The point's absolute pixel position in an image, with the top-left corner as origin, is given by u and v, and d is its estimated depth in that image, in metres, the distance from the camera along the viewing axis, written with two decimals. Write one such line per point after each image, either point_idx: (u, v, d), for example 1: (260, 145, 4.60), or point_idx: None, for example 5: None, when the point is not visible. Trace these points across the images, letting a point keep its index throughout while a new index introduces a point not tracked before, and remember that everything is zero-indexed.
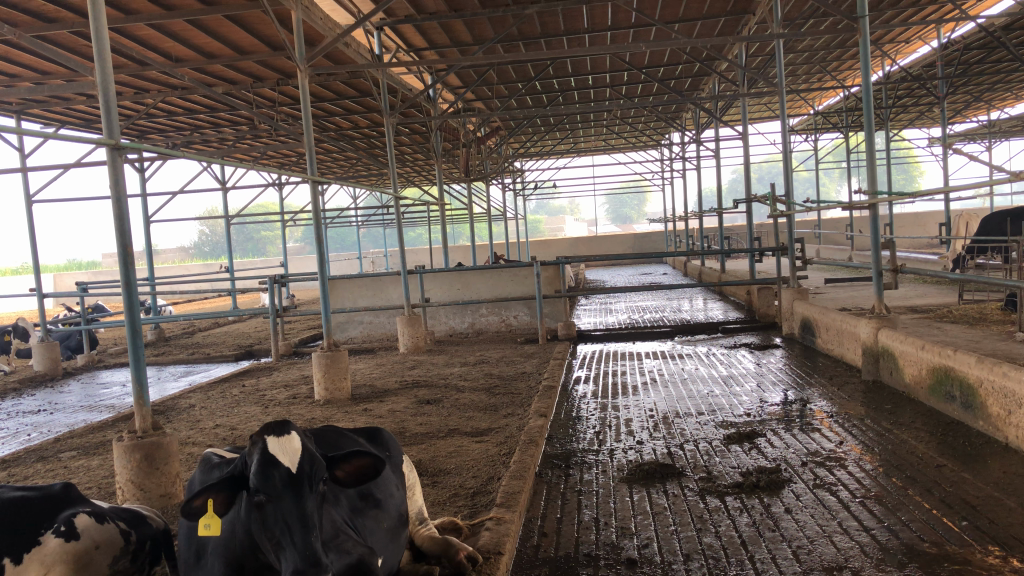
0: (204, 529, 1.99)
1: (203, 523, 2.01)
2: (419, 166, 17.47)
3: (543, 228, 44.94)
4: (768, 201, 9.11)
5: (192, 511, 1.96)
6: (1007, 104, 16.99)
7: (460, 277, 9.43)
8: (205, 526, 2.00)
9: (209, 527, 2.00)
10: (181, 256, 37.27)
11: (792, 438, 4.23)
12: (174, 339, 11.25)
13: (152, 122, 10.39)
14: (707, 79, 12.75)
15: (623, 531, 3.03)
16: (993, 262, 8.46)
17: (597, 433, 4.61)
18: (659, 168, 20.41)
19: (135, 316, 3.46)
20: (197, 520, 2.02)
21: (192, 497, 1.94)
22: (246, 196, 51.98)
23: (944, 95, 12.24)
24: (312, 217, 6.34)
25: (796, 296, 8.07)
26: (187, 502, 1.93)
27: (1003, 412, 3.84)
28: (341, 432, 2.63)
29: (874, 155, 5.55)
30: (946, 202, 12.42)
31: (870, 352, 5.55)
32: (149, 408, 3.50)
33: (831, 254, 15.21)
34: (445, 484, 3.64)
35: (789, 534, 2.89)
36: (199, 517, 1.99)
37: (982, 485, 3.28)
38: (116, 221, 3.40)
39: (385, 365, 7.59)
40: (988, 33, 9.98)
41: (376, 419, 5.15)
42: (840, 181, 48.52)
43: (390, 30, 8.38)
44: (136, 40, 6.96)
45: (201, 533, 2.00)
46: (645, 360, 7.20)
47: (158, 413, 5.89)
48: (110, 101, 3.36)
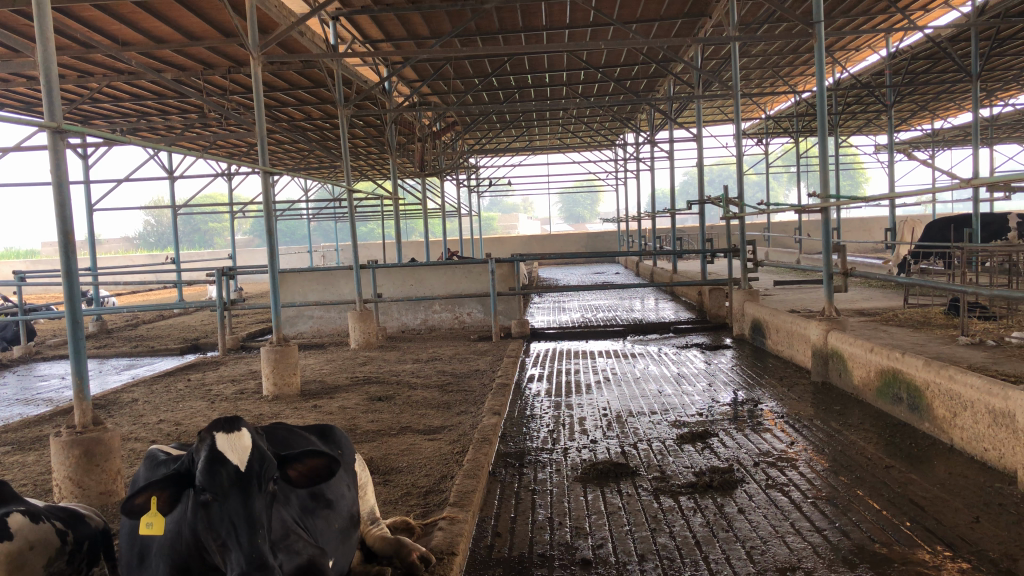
0: (147, 528, 1.90)
1: (144, 522, 1.92)
2: (372, 159, 17.28)
3: (497, 225, 44.96)
4: (721, 202, 9.21)
5: (135, 509, 1.88)
6: (950, 114, 17.47)
7: (413, 273, 9.34)
8: (148, 526, 1.91)
9: (152, 526, 1.92)
10: (125, 247, 36.36)
11: (743, 438, 4.26)
12: (117, 332, 10.95)
13: (97, 107, 10.07)
14: (663, 80, 12.85)
15: (578, 531, 3.01)
16: (936, 267, 8.69)
17: (550, 432, 4.59)
18: (613, 169, 20.52)
19: (76, 307, 3.32)
20: (139, 519, 1.93)
21: (134, 495, 1.86)
22: (192, 185, 50.94)
23: (891, 103, 12.55)
24: (264, 208, 6.20)
25: (747, 297, 8.16)
26: (129, 499, 1.85)
27: (948, 414, 3.91)
28: (292, 429, 2.55)
29: (826, 159, 5.60)
30: (892, 208, 12.71)
31: (819, 353, 5.63)
32: (89, 403, 3.37)
33: (780, 256, 15.48)
34: (397, 483, 3.58)
35: (743, 534, 2.90)
36: (142, 516, 1.91)
37: (928, 486, 3.34)
38: (56, 208, 3.25)
39: (335, 361, 7.47)
40: (935, 43, 10.24)
41: (326, 416, 5.06)
42: (788, 185, 49.53)
43: (346, 20, 8.25)
44: (82, 21, 6.73)
45: (143, 533, 1.92)
46: (598, 359, 7.21)
47: (99, 407, 5.70)
48: (52, 83, 3.22)
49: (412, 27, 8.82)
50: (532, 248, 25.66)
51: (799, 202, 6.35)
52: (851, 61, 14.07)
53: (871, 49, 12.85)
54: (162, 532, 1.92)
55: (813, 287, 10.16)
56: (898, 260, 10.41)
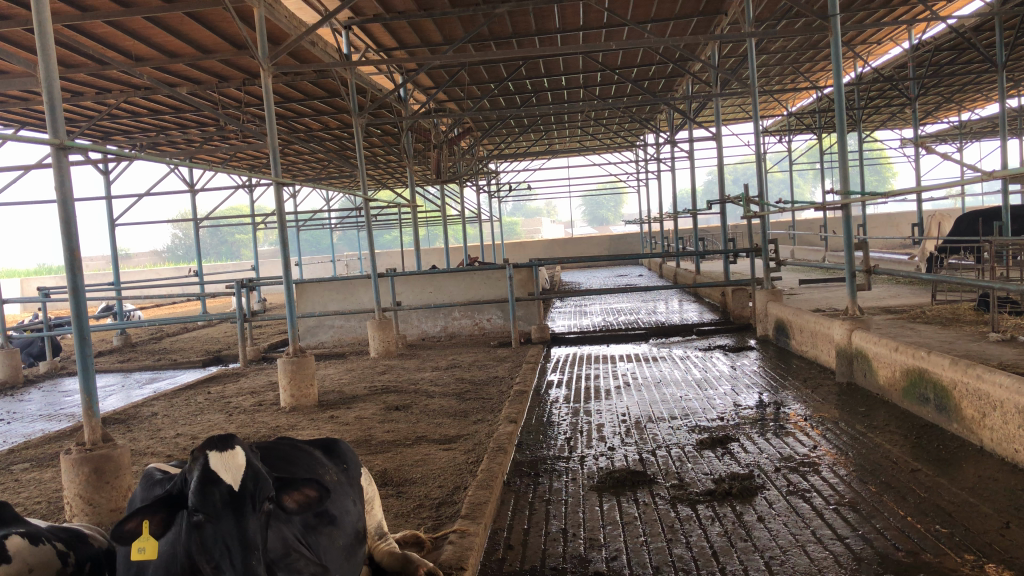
0: (139, 553, 1.85)
1: (136, 548, 1.87)
2: (391, 168, 17.31)
3: (520, 230, 44.97)
4: (742, 201, 9.06)
5: (126, 534, 1.83)
6: (977, 105, 17.15)
7: (432, 280, 9.31)
8: (139, 551, 1.86)
9: (144, 552, 1.86)
10: (152, 260, 36.79)
11: (766, 443, 4.15)
12: (141, 345, 11.03)
13: (116, 122, 10.17)
14: (681, 80, 12.73)
15: (592, 542, 2.93)
16: (964, 262, 8.49)
17: (567, 439, 4.51)
18: (634, 170, 20.36)
19: (84, 323, 3.32)
20: (132, 544, 1.88)
21: (124, 519, 1.82)
22: (217, 198, 51.52)
23: (915, 96, 12.33)
24: (277, 219, 6.16)
25: (770, 297, 8.03)
26: (121, 524, 1.81)
27: (977, 414, 3.79)
28: (296, 444, 2.50)
29: (845, 156, 5.45)
30: (919, 202, 12.48)
31: (844, 353, 5.51)
32: (98, 420, 3.35)
33: (805, 255, 15.24)
34: (409, 494, 3.52)
35: (761, 544, 2.80)
36: (134, 541, 1.86)
37: (957, 490, 3.22)
38: (61, 225, 3.23)
39: (355, 370, 7.45)
40: (959, 33, 10.04)
41: (343, 426, 5.02)
42: (814, 182, 49.08)
43: (358, 29, 8.27)
44: (95, 38, 6.78)
45: (135, 558, 1.87)
46: (619, 363, 7.11)
47: (119, 421, 5.72)
48: (55, 101, 3.21)
49: (425, 34, 8.81)
50: (554, 252, 25.58)
51: (819, 199, 6.21)
52: (873, 55, 13.85)
53: (893, 41, 12.61)
54: (155, 557, 1.87)
55: (839, 285, 9.98)
56: (925, 255, 10.19)
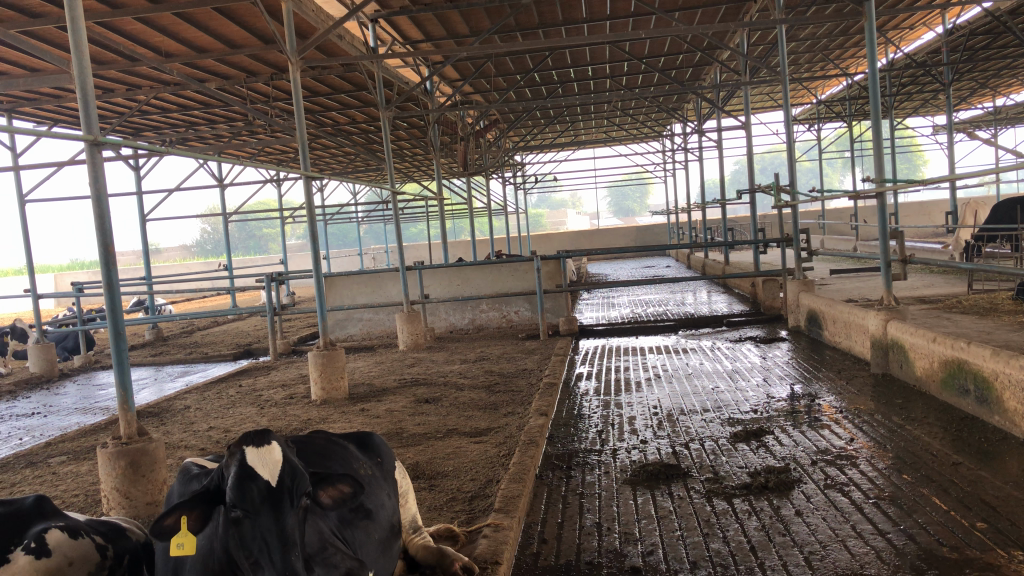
0: (178, 549, 1.85)
1: (175, 544, 1.87)
2: (416, 160, 17.33)
3: (545, 221, 44.92)
4: (772, 190, 8.94)
5: (165, 530, 1.83)
6: (1012, 91, 16.82)
7: (460, 272, 9.30)
8: (178, 547, 1.86)
9: (183, 548, 1.86)
10: (182, 254, 37.19)
11: (801, 436, 4.09)
12: (173, 339, 11.15)
13: (146, 119, 10.26)
14: (709, 68, 12.61)
15: (627, 537, 2.91)
16: (1001, 251, 8.33)
17: (598, 432, 4.48)
18: (661, 161, 20.20)
19: (119, 318, 3.34)
20: (170, 539, 1.88)
21: (163, 515, 1.82)
22: (245, 192, 51.97)
23: (949, 82, 12.13)
24: (306, 213, 6.17)
25: (802, 288, 7.93)
26: (159, 519, 1.80)
27: (1019, 406, 3.70)
28: (330, 438, 2.50)
29: (881, 143, 5.34)
30: (953, 190, 12.27)
31: (879, 344, 5.42)
32: (133, 414, 3.37)
33: (836, 245, 15.04)
34: (442, 488, 3.51)
35: (800, 539, 2.76)
36: (172, 537, 1.86)
37: (1000, 484, 3.15)
38: (96, 220, 3.26)
39: (384, 363, 7.47)
40: (994, 17, 9.83)
41: (374, 419, 5.04)
42: (843, 171, 48.49)
43: (385, 22, 8.27)
44: (125, 35, 6.83)
45: (174, 553, 1.87)
46: (648, 355, 7.06)
47: (153, 415, 5.78)
48: (88, 97, 3.23)
49: (451, 26, 8.79)
50: (581, 243, 25.52)
51: (852, 187, 6.10)
52: (905, 41, 13.63)
53: (926, 26, 12.40)
54: (194, 552, 1.87)
55: (871, 275, 9.85)
56: (960, 245, 10.00)
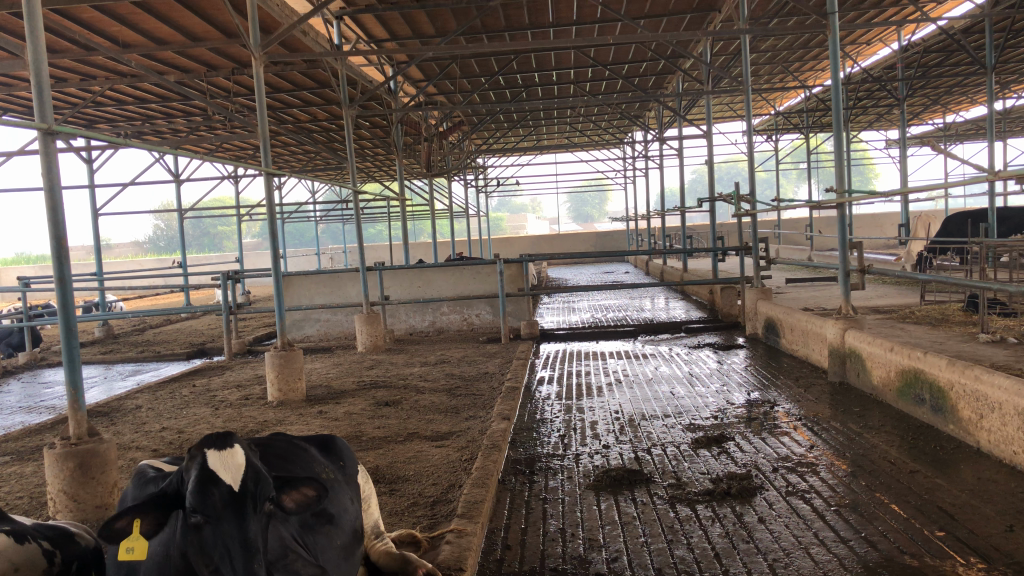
0: (127, 553, 1.78)
1: (123, 549, 1.79)
2: (378, 161, 17.18)
3: (506, 225, 44.96)
4: (733, 199, 9.02)
5: (116, 534, 1.76)
6: (962, 108, 17.27)
7: (421, 274, 9.22)
8: (128, 551, 1.78)
9: (133, 553, 1.78)
10: (134, 251, 36.44)
11: (761, 442, 4.12)
12: (124, 337, 10.88)
13: (101, 110, 10.01)
14: (672, 77, 12.73)
15: (591, 543, 2.89)
16: (953, 263, 8.52)
17: (561, 437, 4.46)
18: (622, 167, 20.35)
19: (70, 314, 3.22)
20: (119, 543, 1.81)
21: (115, 517, 1.74)
22: (200, 188, 51.10)
23: (904, 97, 12.40)
24: (266, 210, 6.04)
25: (760, 296, 8.01)
26: (109, 523, 1.73)
27: (974, 415, 3.77)
28: (291, 441, 2.43)
29: (843, 154, 5.41)
30: (905, 202, 12.53)
31: (836, 352, 5.49)
32: (84, 413, 3.26)
33: (791, 254, 15.25)
34: (403, 492, 3.46)
35: (764, 546, 2.77)
36: (122, 541, 1.78)
37: (958, 492, 3.20)
38: (48, 211, 3.14)
39: (343, 364, 7.37)
40: (948, 35, 10.07)
41: (333, 421, 4.95)
42: (798, 182, 49.38)
43: (350, 19, 8.18)
44: (81, 23, 6.65)
45: (123, 559, 1.79)
46: (609, 360, 7.06)
47: (102, 414, 5.61)
48: (42, 84, 3.11)
49: (417, 26, 8.73)
50: (541, 248, 25.57)
51: (812, 197, 6.19)
52: (862, 55, 13.89)
53: (882, 42, 12.69)
54: (144, 557, 1.79)
55: (826, 285, 10.01)
56: (913, 256, 10.23)
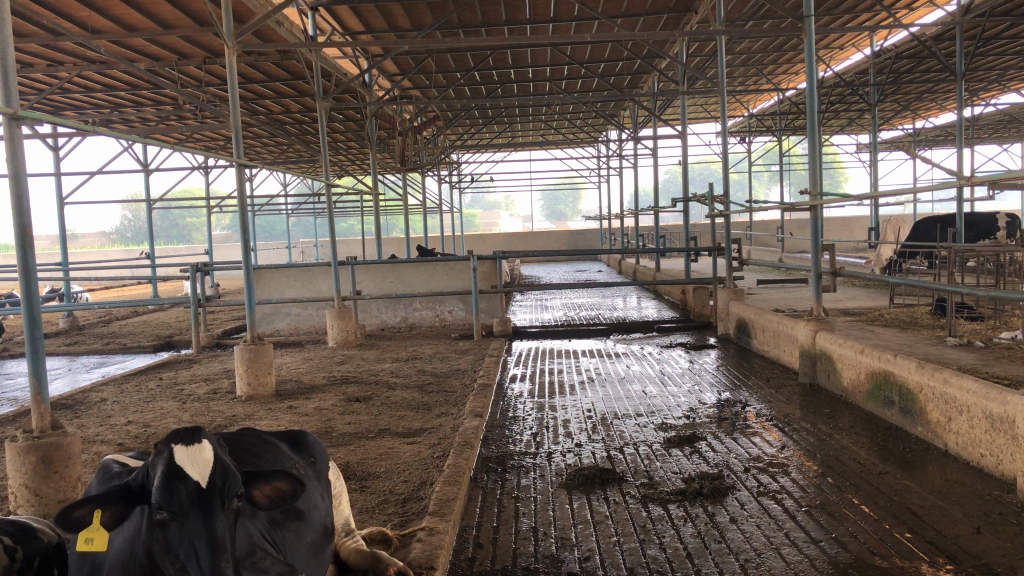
0: (86, 545, 1.74)
1: (84, 538, 1.76)
2: (351, 154, 17.06)
3: (479, 222, 44.89)
4: (706, 200, 9.04)
5: (76, 524, 1.71)
6: (931, 114, 17.51)
7: (393, 270, 9.15)
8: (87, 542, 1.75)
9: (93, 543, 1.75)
10: (101, 241, 35.88)
11: (732, 443, 4.13)
12: (89, 328, 10.69)
13: (68, 97, 9.82)
14: (647, 77, 12.77)
15: (564, 542, 2.87)
16: (920, 267, 8.63)
17: (533, 435, 4.44)
18: (596, 166, 20.38)
19: (35, 303, 3.14)
20: (78, 534, 1.76)
21: (75, 507, 1.69)
22: (169, 179, 50.44)
23: (875, 103, 12.56)
24: (237, 201, 5.95)
25: (732, 296, 8.05)
26: (69, 514, 1.68)
27: (942, 418, 3.81)
28: (261, 437, 2.38)
29: (816, 156, 5.44)
30: (875, 206, 12.68)
31: (807, 354, 5.53)
32: (47, 406, 3.17)
33: (762, 256, 15.38)
34: (374, 490, 3.42)
35: (736, 546, 2.77)
36: (81, 531, 1.74)
37: (925, 493, 3.23)
38: (13, 198, 3.07)
39: (313, 359, 7.29)
40: (920, 41, 10.21)
41: (302, 417, 4.89)
42: (770, 185, 49.83)
43: (325, 10, 8.10)
44: (49, 7, 6.52)
45: (81, 549, 1.75)
46: (581, 358, 7.07)
47: (66, 407, 5.50)
48: (8, 68, 3.04)
49: (393, 19, 8.68)
50: (514, 245, 25.57)
51: (785, 199, 6.21)
52: (835, 60, 14.03)
53: (855, 47, 12.83)
54: (104, 549, 1.75)
55: (797, 287, 10.10)
56: (882, 260, 10.35)
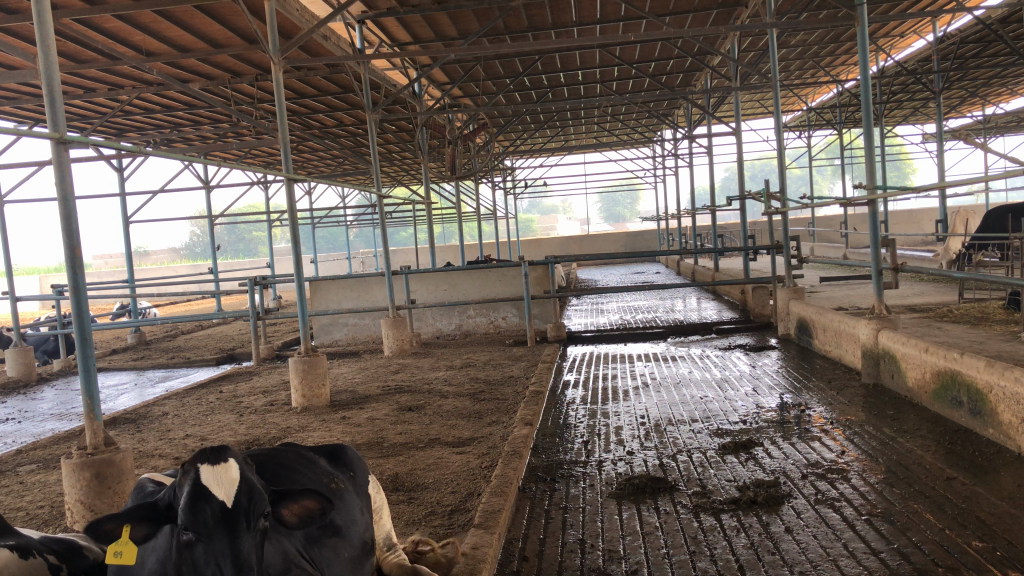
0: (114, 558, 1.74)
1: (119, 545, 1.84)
2: (406, 164, 17.22)
3: (536, 227, 44.95)
4: (762, 197, 8.82)
5: (104, 536, 1.71)
6: (1002, 99, 16.82)
7: (447, 277, 9.18)
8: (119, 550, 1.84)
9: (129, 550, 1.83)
10: (171, 257, 37.08)
11: (790, 448, 3.99)
12: (155, 343, 10.98)
13: (129, 119, 10.12)
14: (701, 74, 12.58)
15: (611, 555, 2.80)
16: (992, 260, 8.27)
17: (585, 443, 4.37)
18: (652, 166, 20.17)
19: (86, 322, 3.21)
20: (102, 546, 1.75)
21: (107, 521, 1.69)
22: (232, 194, 51.73)
23: (939, 90, 12.13)
24: (288, 215, 6.01)
25: (792, 295, 7.84)
26: (100, 526, 1.68)
27: (1014, 419, 3.61)
28: (299, 452, 2.38)
29: (874, 149, 5.24)
30: (942, 198, 12.22)
31: (870, 354, 5.34)
32: (100, 423, 3.24)
33: (825, 252, 14.98)
34: (421, 501, 3.40)
35: (791, 558, 2.66)
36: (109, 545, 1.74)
37: (996, 500, 3.06)
38: (63, 222, 3.14)
39: (369, 369, 7.34)
40: (985, 24, 9.83)
41: (354, 428, 4.91)
42: (833, 179, 48.70)
43: (372, 23, 8.19)
44: (106, 32, 6.72)
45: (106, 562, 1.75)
46: (636, 362, 6.96)
47: (128, 421, 5.63)
48: (55, 95, 3.11)
49: (440, 28, 8.71)
50: (571, 249, 25.49)
51: (843, 192, 5.98)
52: (896, 48, 13.60)
53: (916, 34, 12.42)
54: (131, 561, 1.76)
55: (862, 283, 9.79)
56: (951, 253, 9.95)
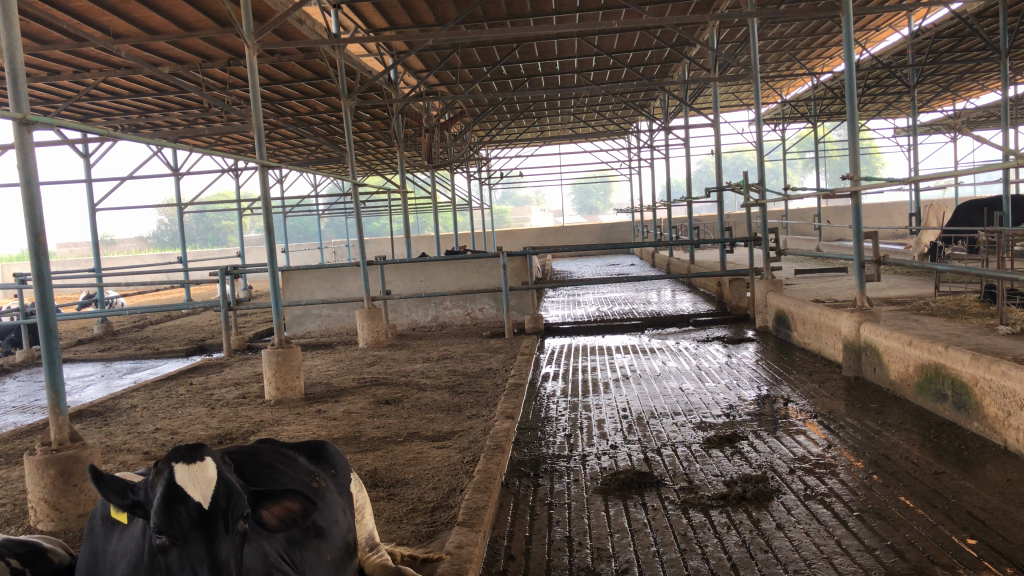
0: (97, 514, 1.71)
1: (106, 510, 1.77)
2: (380, 153, 17.04)
3: (510, 219, 44.89)
4: (740, 188, 8.80)
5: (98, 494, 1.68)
6: (973, 95, 17.01)
7: (423, 268, 9.06)
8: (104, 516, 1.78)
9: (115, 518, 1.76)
10: (138, 245, 36.52)
11: (775, 442, 3.94)
12: (122, 334, 10.73)
13: (95, 103, 9.85)
14: (678, 64, 12.55)
15: (600, 553, 2.72)
16: (966, 253, 8.32)
17: (567, 436, 4.29)
18: (627, 158, 20.17)
19: (50, 313, 3.06)
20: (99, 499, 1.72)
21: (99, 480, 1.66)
22: (201, 183, 51.04)
23: (914, 84, 12.21)
24: (261, 203, 5.85)
25: (770, 287, 7.83)
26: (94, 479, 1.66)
27: (1001, 413, 3.58)
28: (278, 449, 2.26)
29: (857, 140, 5.20)
30: (915, 191, 12.31)
31: (851, 346, 5.31)
32: (66, 417, 3.10)
33: (798, 245, 15.07)
34: (402, 497, 3.30)
35: (784, 556, 2.60)
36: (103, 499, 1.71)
37: (986, 495, 3.02)
38: (25, 207, 2.99)
39: (343, 360, 7.22)
40: (961, 18, 9.90)
41: (330, 421, 4.79)
42: (805, 172, 49.14)
43: (348, 8, 8.03)
44: (72, 13, 6.51)
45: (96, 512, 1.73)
46: (616, 354, 6.89)
47: (95, 414, 5.46)
48: (18, 73, 2.96)
49: (416, 14, 8.58)
50: (546, 240, 25.44)
51: (825, 182, 5.94)
52: (871, 42, 13.68)
53: (891, 27, 12.49)
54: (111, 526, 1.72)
55: (837, 275, 9.82)
56: (926, 246, 10.00)
